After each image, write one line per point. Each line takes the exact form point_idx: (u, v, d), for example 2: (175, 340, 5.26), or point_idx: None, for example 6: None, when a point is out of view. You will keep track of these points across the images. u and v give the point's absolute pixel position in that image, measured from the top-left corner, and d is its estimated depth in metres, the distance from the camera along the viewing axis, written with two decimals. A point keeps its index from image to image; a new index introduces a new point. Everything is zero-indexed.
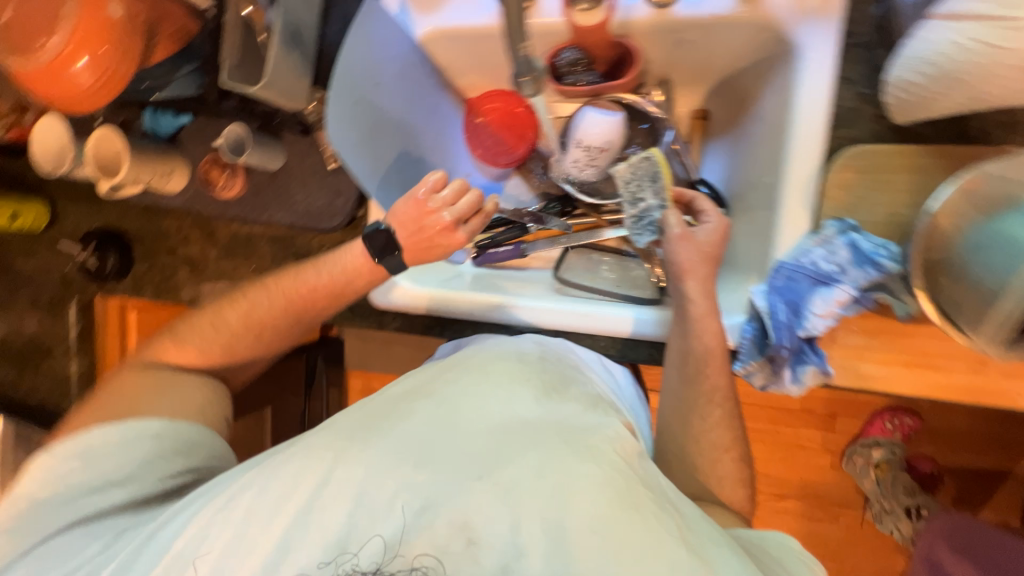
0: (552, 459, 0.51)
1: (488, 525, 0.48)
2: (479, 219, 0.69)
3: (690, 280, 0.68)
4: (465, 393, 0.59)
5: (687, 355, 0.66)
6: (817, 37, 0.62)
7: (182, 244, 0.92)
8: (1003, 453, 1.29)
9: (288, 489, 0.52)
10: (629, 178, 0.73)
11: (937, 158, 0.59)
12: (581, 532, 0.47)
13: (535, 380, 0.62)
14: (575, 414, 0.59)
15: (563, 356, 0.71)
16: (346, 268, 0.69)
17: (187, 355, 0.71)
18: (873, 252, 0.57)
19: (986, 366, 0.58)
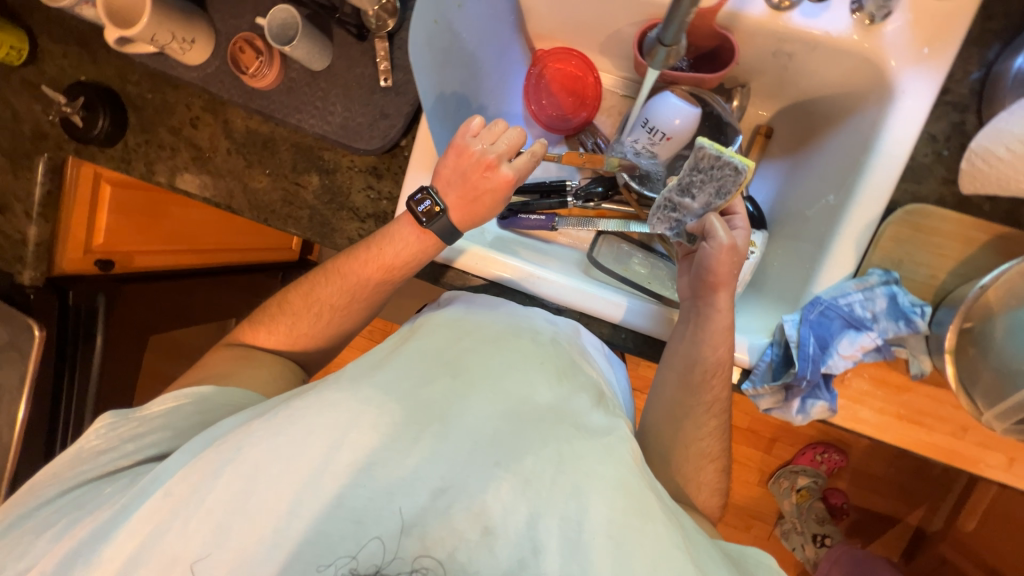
0: (570, 454, 0.47)
1: (502, 516, 0.43)
2: (526, 158, 0.66)
3: (722, 293, 0.66)
4: (483, 368, 0.53)
5: (693, 363, 0.66)
6: (919, 85, 0.61)
7: (188, 125, 0.82)
8: (904, 501, 1.43)
9: (287, 450, 0.45)
10: (698, 166, 0.66)
11: (988, 234, 0.61)
12: (599, 539, 0.43)
13: (550, 364, 0.56)
14: (587, 407, 0.54)
15: (572, 341, 0.65)
16: (396, 245, 0.67)
17: (267, 337, 0.72)
18: (908, 309, 0.60)
19: (965, 433, 0.63)
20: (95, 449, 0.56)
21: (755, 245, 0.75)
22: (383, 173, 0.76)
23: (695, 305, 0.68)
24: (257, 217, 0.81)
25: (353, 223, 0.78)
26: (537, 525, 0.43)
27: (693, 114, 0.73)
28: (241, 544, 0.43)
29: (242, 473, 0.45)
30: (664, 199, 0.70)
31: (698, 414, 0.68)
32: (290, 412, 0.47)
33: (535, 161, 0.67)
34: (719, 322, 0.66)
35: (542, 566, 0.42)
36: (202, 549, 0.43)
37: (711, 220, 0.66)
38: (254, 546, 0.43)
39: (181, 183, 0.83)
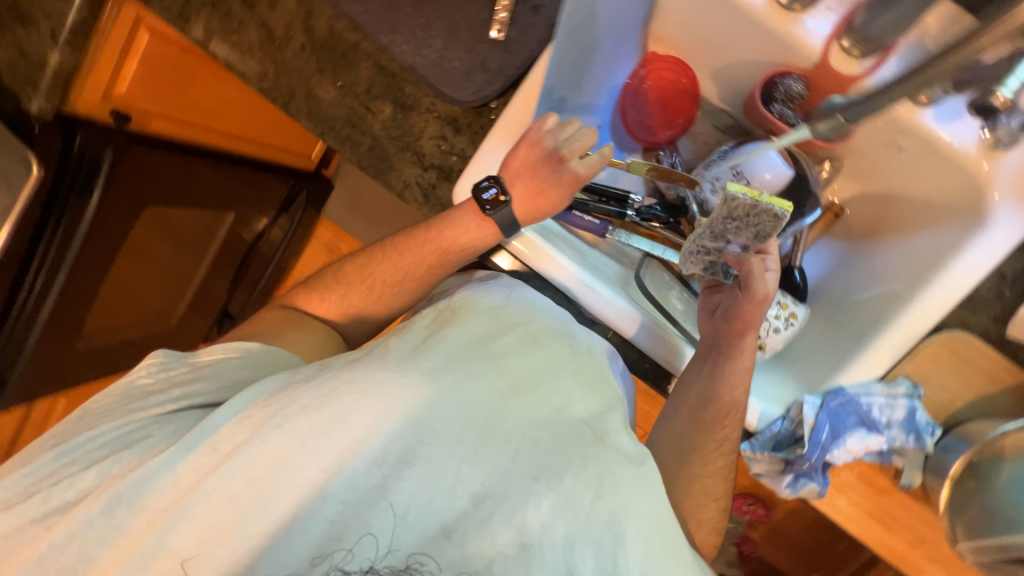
0: (606, 482, 0.50)
1: (540, 536, 0.47)
2: (596, 159, 0.65)
3: (748, 337, 0.68)
4: (527, 375, 0.54)
5: (710, 402, 0.68)
6: (1011, 222, 0.61)
7: (266, 4, 0.74)
8: (803, 565, 1.56)
9: (344, 430, 0.48)
10: (731, 215, 0.59)
11: (1013, 379, 0.64)
12: (631, 564, 0.48)
13: (587, 377, 0.57)
14: (620, 428, 0.55)
15: (603, 353, 0.62)
16: (456, 228, 0.68)
17: (317, 305, 0.75)
18: (922, 426, 0.63)
19: (921, 547, 0.67)
20: (148, 387, 0.60)
21: (795, 318, 0.74)
22: (461, 128, 0.71)
23: (717, 343, 0.69)
24: (313, 127, 0.75)
25: (413, 169, 0.73)
26: (572, 548, 0.47)
27: (785, 174, 0.72)
28: (293, 508, 0.47)
29: (299, 447, 0.48)
30: (697, 244, 0.65)
31: (693, 456, 0.70)
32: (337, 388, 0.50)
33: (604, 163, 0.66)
34: (740, 363, 0.68)
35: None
36: (255, 505, 0.47)
37: (751, 267, 0.65)
38: (307, 508, 0.47)
39: (239, 63, 0.76)
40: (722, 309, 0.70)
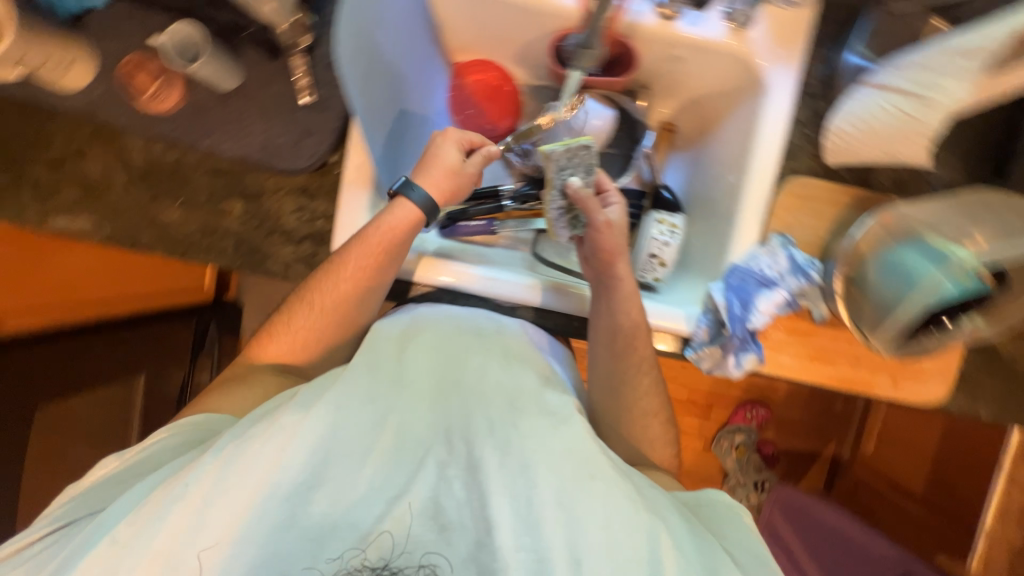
0: (515, 437, 0.54)
1: (456, 510, 0.51)
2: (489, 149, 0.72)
3: (620, 262, 0.70)
4: (440, 369, 0.62)
5: (615, 332, 0.69)
6: (782, 79, 0.73)
7: (72, 158, 0.72)
8: (820, 438, 1.65)
9: (261, 483, 0.50)
10: (562, 163, 0.68)
11: (851, 197, 0.74)
12: (548, 505, 0.50)
13: (499, 354, 0.63)
14: (540, 389, 0.60)
15: (522, 335, 0.68)
16: (380, 232, 0.66)
17: (274, 350, 0.71)
18: (805, 265, 0.70)
19: (860, 363, 0.75)
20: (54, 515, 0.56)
21: (677, 227, 0.83)
22: (315, 194, 0.73)
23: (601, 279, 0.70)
24: (170, 252, 0.73)
25: (287, 248, 0.74)
26: (488, 504, 0.50)
27: (609, 116, 0.81)
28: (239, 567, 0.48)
29: (223, 514, 0.49)
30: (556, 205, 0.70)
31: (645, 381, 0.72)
32: (237, 444, 0.50)
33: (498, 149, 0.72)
34: (624, 288, 0.69)
35: (497, 543, 0.48)
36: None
37: (592, 203, 0.68)
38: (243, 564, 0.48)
39: (67, 223, 0.72)
40: (589, 252, 0.72)
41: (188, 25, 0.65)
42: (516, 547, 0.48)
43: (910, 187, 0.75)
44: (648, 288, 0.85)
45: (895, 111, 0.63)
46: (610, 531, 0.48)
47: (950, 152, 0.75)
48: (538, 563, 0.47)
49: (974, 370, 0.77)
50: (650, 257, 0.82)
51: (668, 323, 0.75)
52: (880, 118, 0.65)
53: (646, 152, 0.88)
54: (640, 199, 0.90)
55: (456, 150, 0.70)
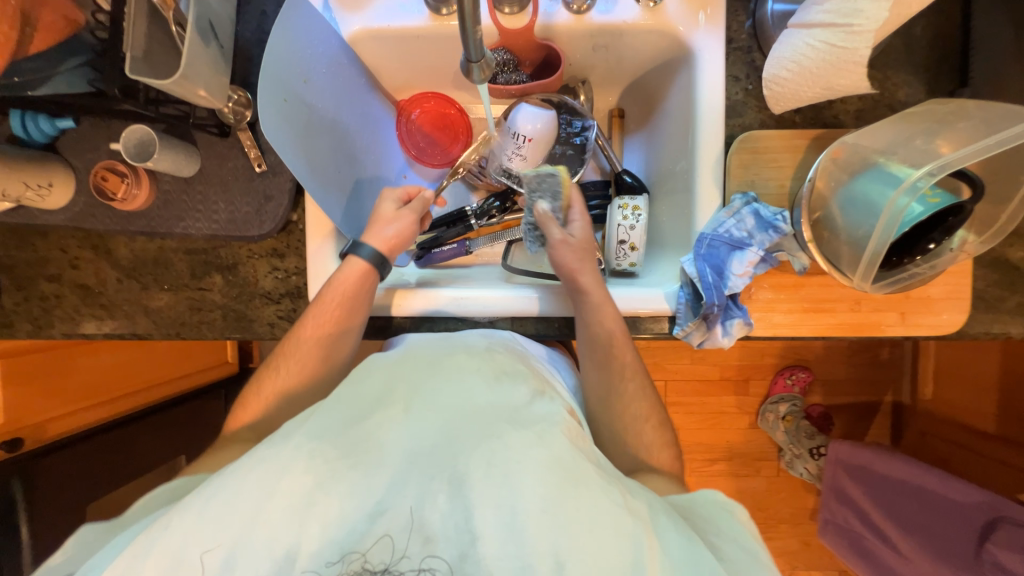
0: (500, 448, 0.51)
1: (441, 522, 0.48)
2: (419, 203, 0.76)
3: (584, 276, 0.70)
4: (419, 390, 0.58)
5: (603, 346, 0.69)
6: (709, 41, 0.72)
7: (69, 268, 0.78)
8: (872, 390, 1.54)
9: (252, 503, 0.48)
10: (534, 186, 0.78)
11: (809, 139, 0.71)
12: (532, 516, 0.47)
13: (490, 371, 0.60)
14: (530, 403, 0.58)
15: (508, 344, 0.69)
16: (343, 286, 0.69)
17: (252, 411, 0.68)
18: (772, 219, 0.68)
19: (862, 305, 0.71)
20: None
21: (640, 208, 0.83)
22: (285, 252, 0.77)
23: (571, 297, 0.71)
24: (168, 334, 0.79)
25: (268, 308, 0.78)
26: (471, 515, 0.47)
27: (548, 116, 0.81)
28: None
29: (213, 535, 0.47)
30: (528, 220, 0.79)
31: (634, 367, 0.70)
32: (222, 479, 0.49)
33: (426, 202, 0.76)
34: (596, 298, 0.70)
35: (480, 554, 0.46)
36: None
37: (546, 219, 0.73)
38: None
39: (76, 327, 0.79)
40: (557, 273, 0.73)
41: (142, 126, 0.69)
42: (500, 556, 0.45)
43: (870, 115, 0.72)
44: (628, 274, 0.85)
45: (822, 46, 0.61)
46: (594, 537, 0.46)
47: (909, 68, 0.71)
48: (521, 570, 0.45)
49: (990, 287, 0.72)
50: (620, 243, 0.83)
51: (650, 307, 0.73)
52: (809, 56, 0.63)
53: (599, 143, 0.87)
54: (605, 188, 0.91)
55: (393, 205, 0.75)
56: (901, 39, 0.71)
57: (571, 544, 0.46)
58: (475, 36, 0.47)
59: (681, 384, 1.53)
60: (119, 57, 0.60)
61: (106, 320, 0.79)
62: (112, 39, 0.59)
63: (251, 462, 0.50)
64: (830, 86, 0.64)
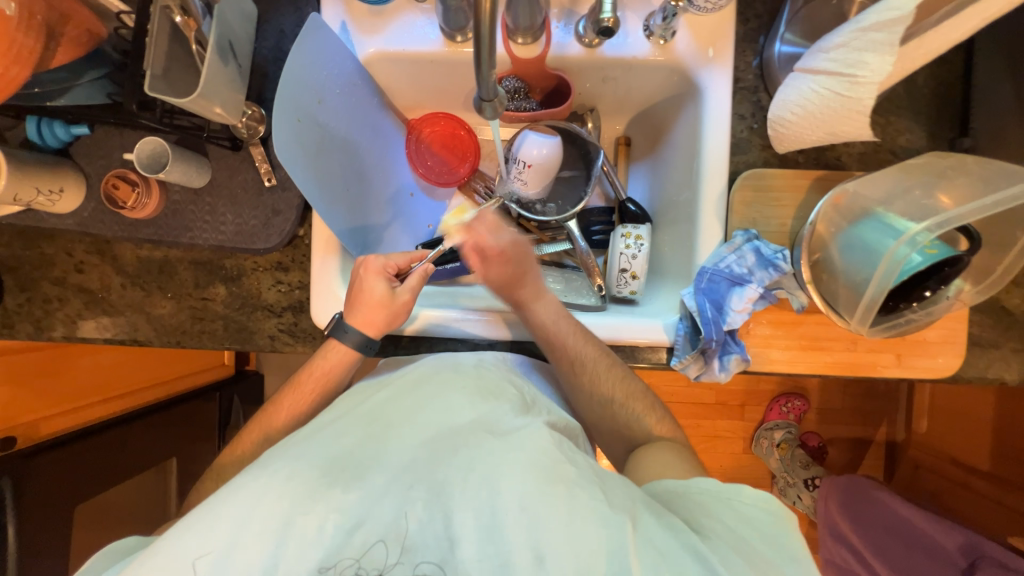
0: (479, 455, 0.52)
1: (420, 531, 0.48)
2: (417, 277, 0.71)
3: (587, 361, 0.69)
4: (400, 405, 0.59)
5: (591, 377, 0.69)
6: (716, 79, 0.74)
7: (74, 272, 0.79)
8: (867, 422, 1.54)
9: (228, 522, 0.47)
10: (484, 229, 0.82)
11: (810, 179, 0.73)
12: (511, 513, 0.48)
13: (470, 384, 0.62)
14: (510, 413, 0.58)
15: (498, 362, 0.69)
16: (332, 358, 0.70)
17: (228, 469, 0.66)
18: (772, 256, 0.69)
19: (858, 344, 0.72)
20: None
21: (643, 237, 0.84)
22: (290, 266, 0.78)
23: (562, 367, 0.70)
24: (169, 342, 0.79)
25: (270, 321, 0.78)
26: (451, 521, 0.48)
27: (554, 144, 0.81)
28: None
29: (198, 553, 0.46)
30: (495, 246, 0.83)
31: (635, 402, 0.70)
32: (206, 506, 0.48)
33: (426, 278, 0.72)
34: (603, 374, 0.69)
35: (460, 557, 0.47)
36: None
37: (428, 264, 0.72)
38: None
39: (77, 330, 0.80)
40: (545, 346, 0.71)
41: (155, 138, 0.70)
42: (479, 557, 0.47)
43: (872, 158, 0.74)
44: (628, 301, 0.86)
45: (827, 93, 0.63)
46: (573, 532, 0.47)
47: (911, 114, 0.73)
48: (502, 567, 0.46)
49: (985, 332, 0.73)
50: (622, 271, 0.84)
51: (650, 337, 0.73)
52: (814, 102, 0.64)
53: (605, 169, 0.89)
54: (609, 214, 0.92)
55: (384, 281, 0.70)
56: (903, 85, 0.73)
57: (550, 539, 0.47)
58: (488, 75, 0.49)
59: (678, 406, 1.52)
60: (139, 72, 0.61)
61: (107, 326, 0.79)
62: (134, 55, 0.60)
63: (237, 482, 0.50)
64: (834, 131, 0.65)
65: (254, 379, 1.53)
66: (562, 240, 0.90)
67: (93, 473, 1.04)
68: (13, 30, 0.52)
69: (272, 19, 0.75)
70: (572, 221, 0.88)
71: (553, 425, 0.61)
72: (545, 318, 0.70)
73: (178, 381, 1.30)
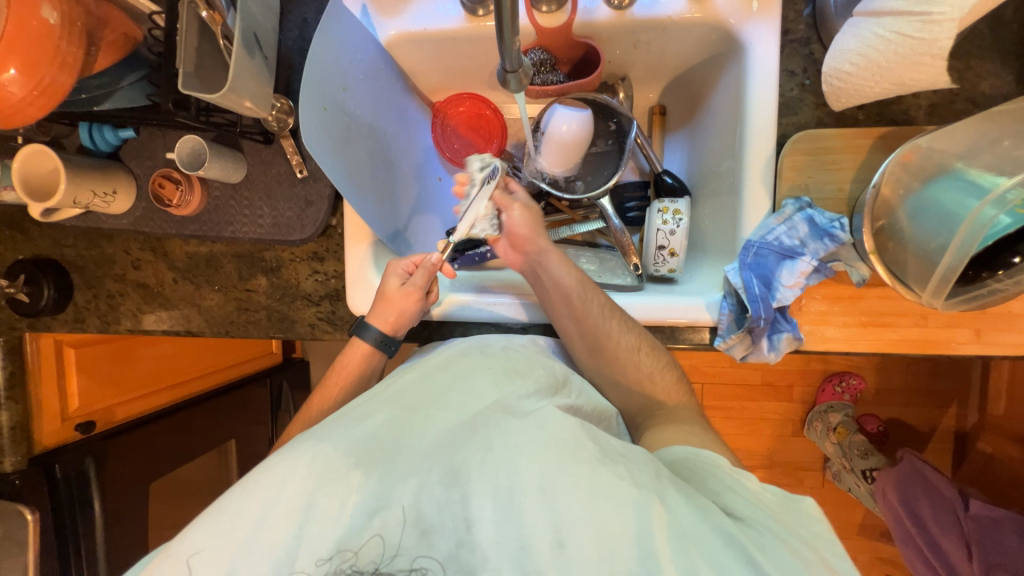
0: (499, 435, 0.52)
1: (438, 512, 0.48)
2: (423, 273, 0.70)
3: (613, 326, 0.67)
4: (422, 389, 0.59)
5: (619, 351, 0.67)
6: (762, 32, 0.67)
7: (132, 268, 0.84)
8: (936, 403, 1.41)
9: (265, 507, 0.48)
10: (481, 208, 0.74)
11: (872, 138, 0.66)
12: (530, 495, 0.47)
13: (496, 366, 0.62)
14: (530, 396, 0.58)
15: (526, 344, 0.69)
16: (370, 346, 0.71)
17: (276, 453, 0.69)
18: (828, 226, 0.63)
19: (928, 320, 0.65)
20: None
21: (682, 212, 0.79)
22: (324, 256, 0.80)
23: (586, 328, 0.67)
24: (219, 332, 0.84)
25: (309, 310, 0.81)
26: (469, 503, 0.48)
27: (583, 117, 0.78)
28: None
29: (234, 540, 0.47)
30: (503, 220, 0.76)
31: (657, 355, 0.67)
32: (236, 487, 0.50)
33: (432, 271, 0.70)
34: (626, 341, 0.66)
35: (478, 538, 0.47)
36: None
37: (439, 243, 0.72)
38: None
39: (138, 323, 0.85)
40: (563, 307, 0.68)
41: (194, 136, 0.72)
42: (498, 539, 0.46)
43: (946, 110, 0.65)
44: (667, 280, 0.82)
45: (893, 36, 0.56)
46: (595, 515, 0.46)
47: (995, 56, 0.64)
48: (521, 550, 0.46)
49: None
50: (659, 249, 0.80)
51: (692, 317, 0.69)
52: (878, 48, 0.58)
53: (639, 142, 0.84)
54: (645, 189, 0.88)
55: (400, 277, 0.71)
56: (987, 22, 0.64)
57: (571, 520, 0.46)
58: (512, 45, 0.46)
59: (721, 388, 1.46)
60: (173, 72, 0.63)
61: (163, 319, 0.84)
62: (167, 55, 0.62)
63: (268, 463, 0.51)
64: (903, 80, 0.58)
65: (300, 365, 1.61)
66: (595, 218, 0.86)
67: (164, 453, 1.13)
68: (58, 39, 0.54)
69: (295, 9, 0.76)
70: (606, 198, 0.84)
71: (577, 409, 0.60)
72: (561, 272, 0.69)
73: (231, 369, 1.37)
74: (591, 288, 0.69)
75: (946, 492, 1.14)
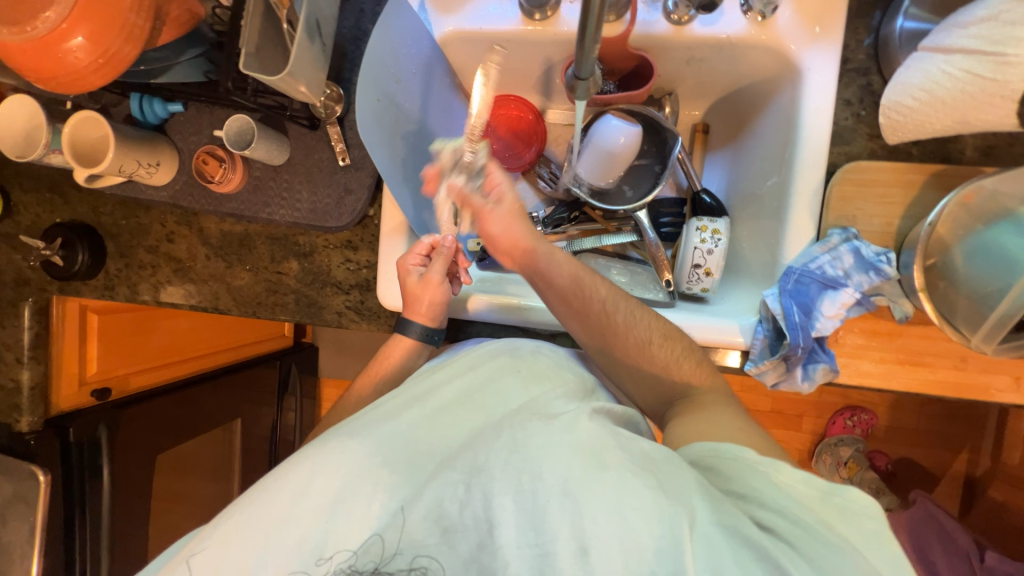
0: (524, 436, 0.51)
1: (459, 512, 0.47)
2: (439, 260, 0.71)
3: (619, 315, 0.66)
4: (451, 387, 0.59)
5: (633, 342, 0.66)
6: (821, 59, 0.67)
7: (165, 241, 0.85)
8: (948, 446, 1.38)
9: (294, 500, 0.48)
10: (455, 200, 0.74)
11: (925, 174, 0.65)
12: (553, 499, 0.46)
13: (525, 370, 0.61)
14: (558, 400, 0.57)
15: (557, 350, 0.69)
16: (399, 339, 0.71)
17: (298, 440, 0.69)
18: (874, 259, 0.63)
19: (967, 363, 0.64)
20: None
21: (720, 232, 0.79)
22: (358, 244, 0.80)
23: (596, 320, 0.66)
24: (246, 312, 0.84)
25: (338, 297, 0.81)
26: (490, 503, 0.46)
27: (634, 130, 0.78)
28: None
29: (262, 528, 0.47)
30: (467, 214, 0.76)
31: (673, 342, 0.65)
32: (267, 479, 0.51)
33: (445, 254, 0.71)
34: (643, 327, 0.66)
35: (500, 542, 0.45)
36: None
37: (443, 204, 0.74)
38: None
39: (166, 296, 0.86)
40: (563, 305, 0.67)
41: (242, 115, 0.73)
42: (520, 543, 0.45)
43: (1001, 153, 0.65)
44: (699, 299, 0.81)
45: (962, 74, 0.55)
46: (621, 525, 0.44)
47: None
48: (543, 557, 0.44)
49: None
50: (694, 267, 0.79)
51: (725, 338, 0.69)
52: (943, 85, 0.57)
53: (680, 157, 0.83)
54: (681, 206, 0.88)
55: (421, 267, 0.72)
56: None
57: (595, 528, 0.44)
58: (590, 54, 0.46)
59: None
60: (234, 51, 0.64)
61: (192, 295, 0.84)
62: (229, 34, 0.62)
63: (299, 457, 0.52)
64: (965, 119, 0.57)
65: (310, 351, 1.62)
66: (629, 231, 0.86)
67: (175, 427, 1.14)
68: (129, 9, 0.55)
69: None
70: (643, 211, 0.84)
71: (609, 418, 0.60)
72: (554, 270, 0.68)
73: (244, 349, 1.38)
74: (583, 268, 0.69)
75: (962, 540, 1.12)
